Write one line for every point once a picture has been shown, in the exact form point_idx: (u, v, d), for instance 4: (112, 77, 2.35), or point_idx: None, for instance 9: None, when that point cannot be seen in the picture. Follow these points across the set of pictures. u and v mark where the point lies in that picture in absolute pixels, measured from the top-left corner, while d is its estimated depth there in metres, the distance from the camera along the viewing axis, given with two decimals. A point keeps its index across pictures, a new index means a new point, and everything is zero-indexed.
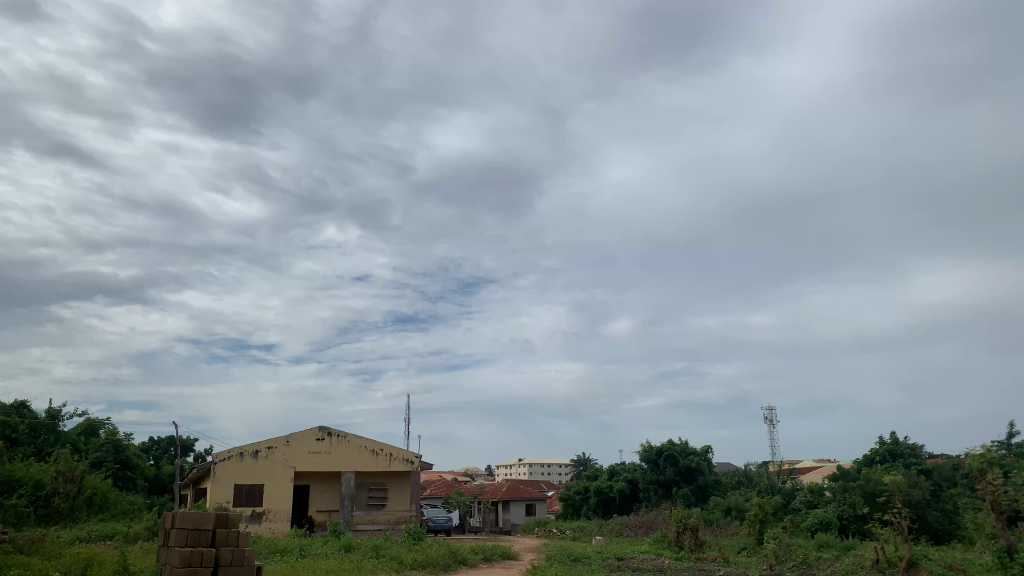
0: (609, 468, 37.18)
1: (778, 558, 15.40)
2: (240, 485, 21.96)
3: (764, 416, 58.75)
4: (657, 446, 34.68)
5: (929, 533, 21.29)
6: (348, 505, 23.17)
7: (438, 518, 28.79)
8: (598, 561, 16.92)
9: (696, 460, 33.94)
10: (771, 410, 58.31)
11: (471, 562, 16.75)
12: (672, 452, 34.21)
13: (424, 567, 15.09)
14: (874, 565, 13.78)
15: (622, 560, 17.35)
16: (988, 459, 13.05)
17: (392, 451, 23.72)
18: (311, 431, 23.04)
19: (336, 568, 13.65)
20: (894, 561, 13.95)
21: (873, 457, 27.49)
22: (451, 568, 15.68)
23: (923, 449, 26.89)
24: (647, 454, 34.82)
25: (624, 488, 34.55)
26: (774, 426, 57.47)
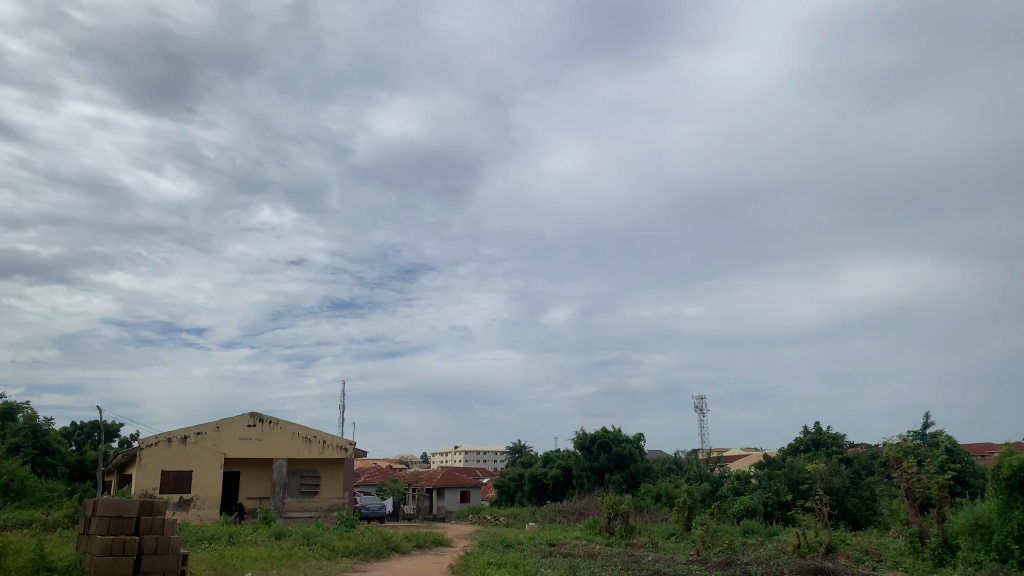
0: (543, 455, 37.48)
1: (705, 543, 15.83)
2: (167, 472, 21.43)
3: (694, 405, 60.20)
4: (591, 434, 35.11)
5: (847, 519, 22.17)
6: (279, 491, 22.87)
7: (371, 506, 28.59)
8: (530, 547, 17.08)
9: (629, 447, 34.51)
10: (701, 399, 59.84)
11: (403, 549, 16.72)
12: (605, 439, 34.68)
13: (356, 554, 15.00)
14: (795, 550, 14.25)
15: (553, 546, 17.55)
16: (904, 448, 13.66)
17: (326, 438, 23.48)
18: (242, 417, 22.60)
19: (266, 555, 13.46)
20: (814, 546, 14.43)
21: (798, 445, 28.38)
22: (383, 555, 15.61)
23: (845, 438, 27.88)
24: (581, 442, 35.21)
25: (558, 475, 34.91)
26: (704, 416, 58.95)
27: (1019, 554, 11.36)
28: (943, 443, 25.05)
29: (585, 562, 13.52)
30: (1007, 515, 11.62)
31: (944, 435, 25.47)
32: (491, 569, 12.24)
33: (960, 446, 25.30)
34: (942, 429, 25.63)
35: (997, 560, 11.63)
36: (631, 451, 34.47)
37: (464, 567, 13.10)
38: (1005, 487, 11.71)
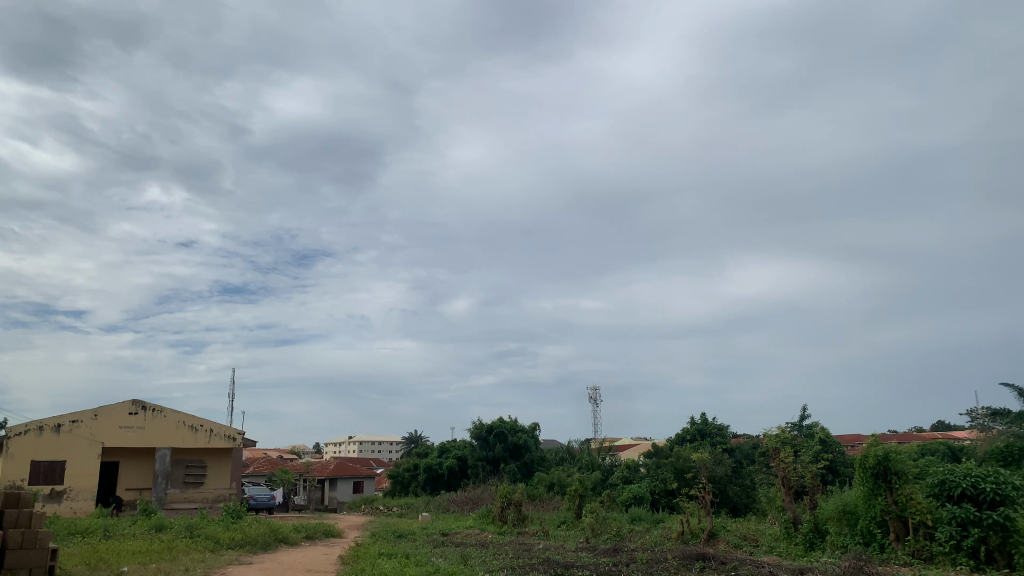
0: (439, 445, 37.42)
1: (594, 531, 16.21)
2: (38, 462, 20.20)
3: (589, 396, 61.51)
4: (488, 424, 35.29)
5: (728, 506, 23.15)
6: (161, 482, 21.90)
7: (259, 497, 27.81)
8: (422, 537, 17.04)
9: (524, 437, 34.92)
10: (596, 390, 61.22)
11: (293, 540, 16.35)
12: (501, 429, 34.95)
13: (242, 546, 14.56)
14: (679, 537, 14.78)
15: (446, 535, 17.56)
16: (781, 439, 14.40)
17: (213, 427, 22.66)
18: (123, 405, 21.54)
19: (144, 549, 12.87)
20: (697, 532, 15.00)
21: (685, 435, 29.39)
22: (271, 546, 15.22)
23: (729, 429, 29.09)
24: (477, 432, 35.32)
25: (453, 465, 34.97)
26: (599, 407, 60.41)
27: (881, 537, 12.24)
28: (817, 435, 26.45)
29: (476, 551, 13.58)
30: (872, 502, 12.41)
31: (819, 427, 26.93)
32: (382, 560, 12.10)
33: (833, 437, 26.79)
34: (817, 421, 27.08)
35: (861, 543, 12.50)
36: (526, 441, 34.88)
37: (353, 558, 12.92)
38: (870, 475, 12.50)
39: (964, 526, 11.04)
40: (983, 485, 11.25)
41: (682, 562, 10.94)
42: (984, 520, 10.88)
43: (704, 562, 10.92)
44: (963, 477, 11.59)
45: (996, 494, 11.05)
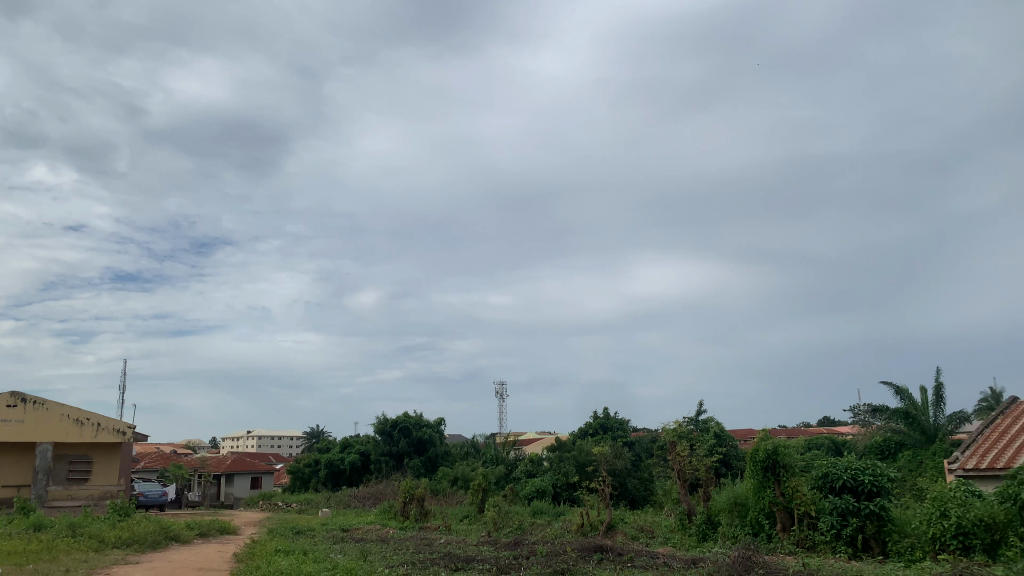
0: (341, 440, 36.78)
1: (496, 525, 16.30)
2: None
3: (496, 391, 61.90)
4: (392, 419, 34.90)
5: (627, 499, 23.70)
6: (41, 479, 20.78)
7: (150, 493, 26.69)
8: (321, 533, 16.75)
9: (429, 432, 34.77)
10: (502, 386, 61.73)
11: (184, 538, 15.75)
12: (406, 424, 34.63)
13: (129, 545, 13.91)
14: (579, 529, 15.06)
15: (346, 531, 17.33)
16: (678, 433, 14.89)
17: (100, 421, 21.55)
18: (1, 397, 20.32)
19: (21, 550, 12.14)
20: (596, 524, 15.31)
21: (587, 429, 29.91)
22: (161, 545, 14.63)
23: (630, 423, 29.79)
24: (381, 427, 34.83)
25: (356, 460, 34.48)
26: (504, 401, 60.97)
27: (768, 528, 12.80)
28: (713, 429, 27.37)
29: (376, 546, 13.42)
30: (761, 493, 12.93)
31: (714, 422, 27.89)
32: (278, 557, 11.83)
33: (727, 431, 27.79)
34: (712, 416, 28.02)
35: (750, 533, 13.04)
36: (430, 436, 34.73)
37: (248, 555, 12.56)
38: (760, 468, 13.03)
39: (844, 516, 11.63)
40: (862, 477, 11.90)
41: (581, 555, 11.12)
42: (861, 510, 11.50)
43: (602, 554, 11.13)
44: (845, 469, 12.22)
45: (873, 485, 11.72)
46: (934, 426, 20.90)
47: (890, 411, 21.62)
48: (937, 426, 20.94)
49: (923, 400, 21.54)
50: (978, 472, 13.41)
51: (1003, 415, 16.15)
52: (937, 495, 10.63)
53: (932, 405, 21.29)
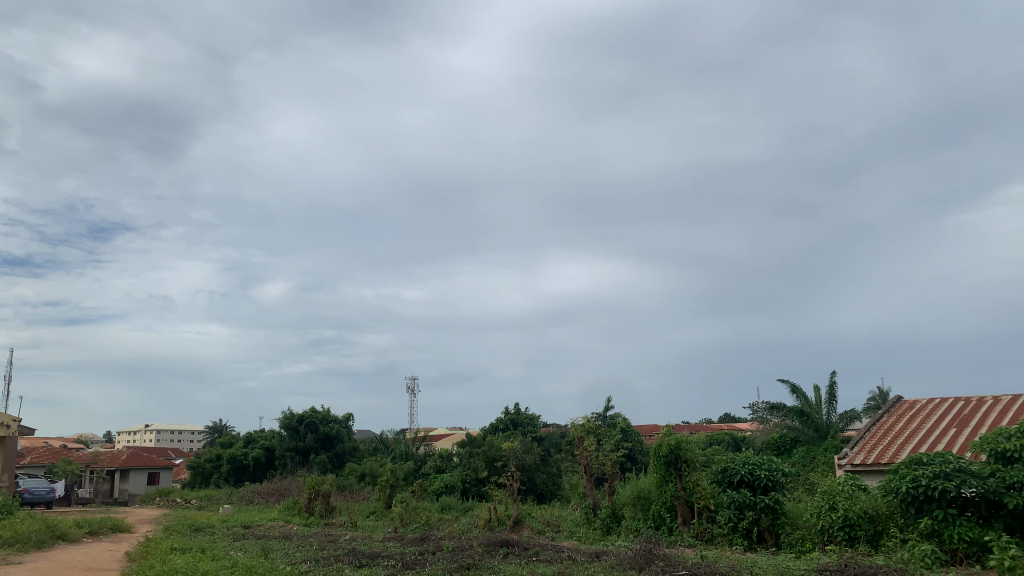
0: (245, 435, 35.76)
1: (403, 521, 16.17)
2: None
3: (407, 386, 61.53)
4: (299, 414, 34.05)
5: (535, 494, 23.92)
6: None
7: (36, 490, 25.30)
8: (221, 530, 16.23)
9: (336, 428, 34.19)
10: (413, 381, 61.44)
11: (72, 537, 14.97)
12: (313, 419, 33.90)
13: (10, 546, 13.10)
14: (486, 524, 15.12)
15: (248, 528, 16.88)
16: (586, 428, 15.15)
17: None
18: None
19: None
20: (503, 519, 15.39)
21: (498, 425, 30.02)
22: (46, 545, 13.86)
23: (539, 419, 30.09)
24: (287, 422, 33.87)
25: (260, 455, 33.58)
26: (414, 396, 60.74)
27: (669, 521, 13.16)
28: (619, 425, 27.90)
29: (278, 543, 13.12)
30: (663, 488, 13.26)
31: (620, 417, 28.46)
32: (174, 556, 11.35)
33: (633, 427, 28.41)
34: (619, 412, 28.55)
35: (652, 527, 13.39)
36: (338, 431, 34.16)
37: (142, 554, 12.05)
38: (663, 463, 13.40)
39: (740, 510, 12.04)
40: (758, 472, 12.36)
41: (487, 549, 11.14)
42: (757, 503, 11.93)
43: (508, 549, 11.19)
44: (742, 464, 12.66)
45: (768, 480, 12.23)
46: (825, 424, 21.92)
47: (787, 408, 22.50)
48: (828, 424, 21.98)
49: (816, 399, 22.54)
50: (864, 467, 14.13)
51: (890, 414, 17.04)
52: (827, 489, 11.15)
53: (825, 404, 22.30)
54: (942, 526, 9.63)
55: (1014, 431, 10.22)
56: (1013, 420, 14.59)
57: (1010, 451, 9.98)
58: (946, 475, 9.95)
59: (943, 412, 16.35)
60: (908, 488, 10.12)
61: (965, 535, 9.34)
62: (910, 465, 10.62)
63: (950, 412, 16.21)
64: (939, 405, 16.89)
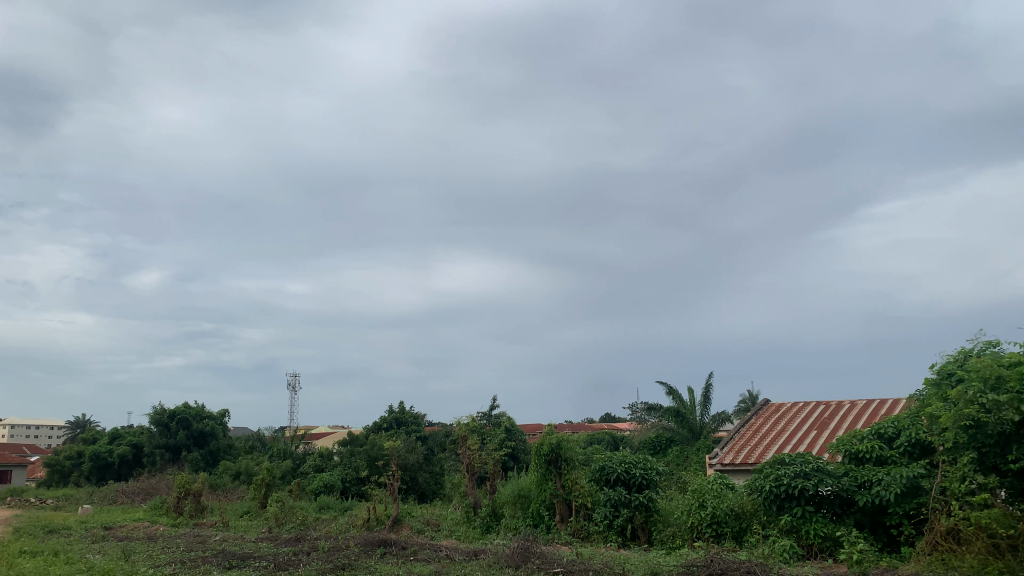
0: (110, 431, 33.83)
1: (278, 521, 15.75)
2: None
3: (288, 383, 59.99)
4: (170, 409, 32.47)
5: (416, 493, 23.76)
6: None
7: None
8: (80, 532, 15.28)
9: (211, 424, 32.87)
10: (295, 377, 59.98)
11: None
12: (185, 415, 32.41)
13: None
14: (364, 524, 14.90)
15: (109, 529, 15.97)
16: (470, 427, 15.21)
17: None
18: None
19: None
20: (382, 519, 15.22)
21: (381, 423, 29.60)
22: None
23: (424, 418, 29.93)
24: (157, 417, 32.23)
25: (126, 453, 31.84)
26: (296, 393, 59.28)
27: (548, 519, 13.38)
28: (503, 424, 28.11)
29: (141, 545, 12.44)
30: (543, 486, 13.47)
31: (505, 416, 28.68)
32: (23, 559, 10.58)
33: (517, 426, 28.66)
34: (503, 411, 28.75)
35: (530, 524, 13.56)
36: (212, 428, 32.84)
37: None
38: (543, 462, 13.59)
39: (616, 507, 12.36)
40: (634, 471, 12.78)
41: (364, 549, 10.96)
42: (632, 502, 12.29)
43: (385, 549, 11.04)
44: (619, 463, 13.02)
45: (643, 479, 12.64)
46: (699, 424, 22.84)
47: (664, 409, 23.30)
48: (702, 424, 22.91)
49: (691, 400, 23.45)
50: (733, 466, 14.79)
51: (758, 416, 17.93)
52: (697, 488, 11.58)
53: (699, 405, 23.24)
54: (800, 522, 10.20)
55: (866, 432, 10.97)
56: (868, 423, 15.64)
57: (862, 452, 10.69)
58: (805, 475, 10.55)
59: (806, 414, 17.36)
60: (771, 486, 10.65)
61: (820, 531, 9.92)
62: (774, 465, 11.20)
63: (812, 415, 17.21)
64: (802, 407, 17.94)
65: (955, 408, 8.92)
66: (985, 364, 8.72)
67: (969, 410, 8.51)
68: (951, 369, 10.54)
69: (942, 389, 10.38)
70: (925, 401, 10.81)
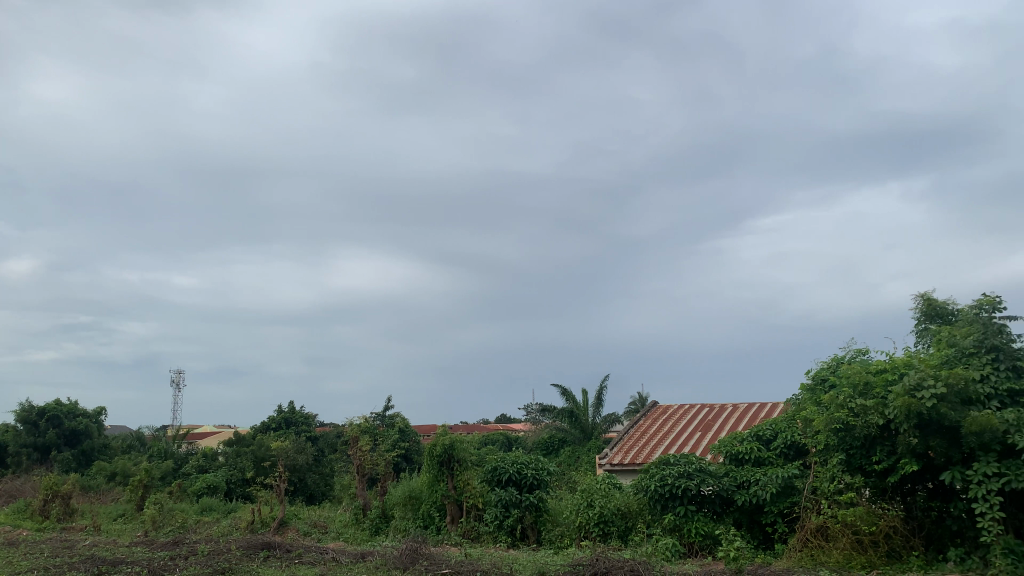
0: None
1: (155, 525, 15.05)
2: None
3: (173, 380, 57.54)
4: (39, 406, 30.50)
5: (305, 494, 23.23)
6: None
7: None
8: None
9: (84, 422, 31.08)
10: (180, 374, 57.53)
11: None
12: (56, 412, 30.49)
13: None
14: (247, 527, 14.42)
15: None
16: (362, 428, 14.98)
17: None
18: None
19: None
20: (267, 521, 14.78)
21: (270, 423, 28.73)
22: None
23: (315, 418, 29.28)
24: (24, 415, 30.21)
25: None
26: (180, 390, 56.93)
27: (438, 520, 13.34)
28: (398, 424, 27.83)
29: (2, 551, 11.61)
30: (434, 487, 13.42)
31: (399, 417, 28.41)
32: None
33: (411, 426, 28.43)
34: (398, 412, 28.46)
35: (421, 526, 13.48)
36: (86, 426, 31.07)
37: None
38: (436, 463, 13.53)
39: (507, 508, 12.43)
40: (525, 471, 12.92)
41: (246, 553, 10.60)
42: (522, 502, 12.40)
43: (269, 552, 10.71)
44: (511, 464, 13.12)
45: (534, 479, 12.78)
46: (591, 424, 23.30)
47: (558, 410, 23.62)
48: (594, 424, 23.36)
49: (585, 401, 23.91)
50: (621, 466, 15.13)
51: (647, 417, 18.45)
52: (585, 488, 11.78)
53: (592, 406, 23.70)
54: (682, 521, 10.54)
55: (746, 434, 11.45)
56: (748, 425, 16.34)
57: (742, 453, 11.15)
58: (689, 475, 10.91)
59: (693, 416, 17.99)
60: (656, 486, 10.95)
61: (701, 529, 10.30)
62: (659, 465, 11.54)
63: (698, 417, 17.85)
64: (689, 409, 18.58)
65: (827, 412, 9.39)
66: (855, 371, 9.24)
67: (839, 414, 8.98)
68: (825, 375, 11.15)
69: (816, 394, 10.97)
70: (800, 405, 11.39)
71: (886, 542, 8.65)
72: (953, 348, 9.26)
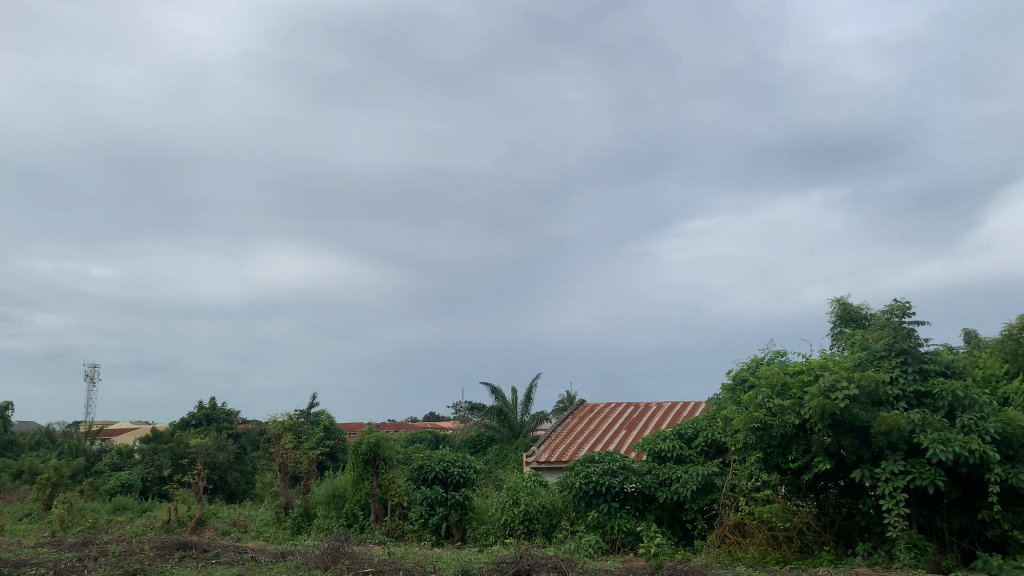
0: None
1: (64, 525, 14.43)
2: None
3: (85, 375, 55.25)
4: None
5: (225, 493, 22.66)
6: None
7: None
8: None
9: None
10: (93, 369, 55.32)
11: None
12: None
13: None
14: (162, 526, 13.96)
15: None
16: (286, 425, 14.67)
17: None
18: None
19: None
20: (183, 521, 14.33)
21: (189, 419, 27.90)
22: None
23: (237, 414, 28.57)
24: None
25: None
26: (94, 385, 54.75)
27: (362, 519, 13.19)
28: (323, 421, 27.39)
29: None
30: (358, 486, 13.25)
31: (325, 414, 27.98)
32: None
33: (336, 424, 28.01)
34: (323, 409, 28.01)
35: (344, 524, 13.29)
36: None
37: None
38: (360, 461, 13.35)
39: (432, 506, 12.36)
40: (451, 469, 12.88)
41: (160, 553, 10.26)
42: (448, 500, 12.36)
43: (184, 551, 10.40)
44: (437, 462, 13.05)
45: (460, 477, 12.76)
46: (519, 423, 23.40)
47: (486, 409, 23.63)
48: (522, 423, 23.45)
49: (513, 400, 23.98)
50: (547, 464, 15.22)
51: (574, 416, 18.62)
52: (511, 485, 11.81)
53: (521, 405, 23.79)
54: (606, 518, 10.67)
55: (668, 432, 11.67)
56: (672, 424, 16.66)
57: (665, 451, 11.36)
58: (613, 472, 11.06)
59: (619, 415, 18.24)
60: (581, 484, 11.05)
61: (624, 526, 10.45)
62: (584, 463, 11.66)
63: (624, 416, 18.11)
64: (615, 408, 18.84)
65: (746, 412, 9.63)
66: (773, 372, 9.51)
67: (757, 413, 9.21)
68: (745, 375, 11.45)
69: (736, 394, 11.26)
70: (721, 404, 11.68)
71: (799, 537, 8.95)
72: (865, 351, 9.64)
